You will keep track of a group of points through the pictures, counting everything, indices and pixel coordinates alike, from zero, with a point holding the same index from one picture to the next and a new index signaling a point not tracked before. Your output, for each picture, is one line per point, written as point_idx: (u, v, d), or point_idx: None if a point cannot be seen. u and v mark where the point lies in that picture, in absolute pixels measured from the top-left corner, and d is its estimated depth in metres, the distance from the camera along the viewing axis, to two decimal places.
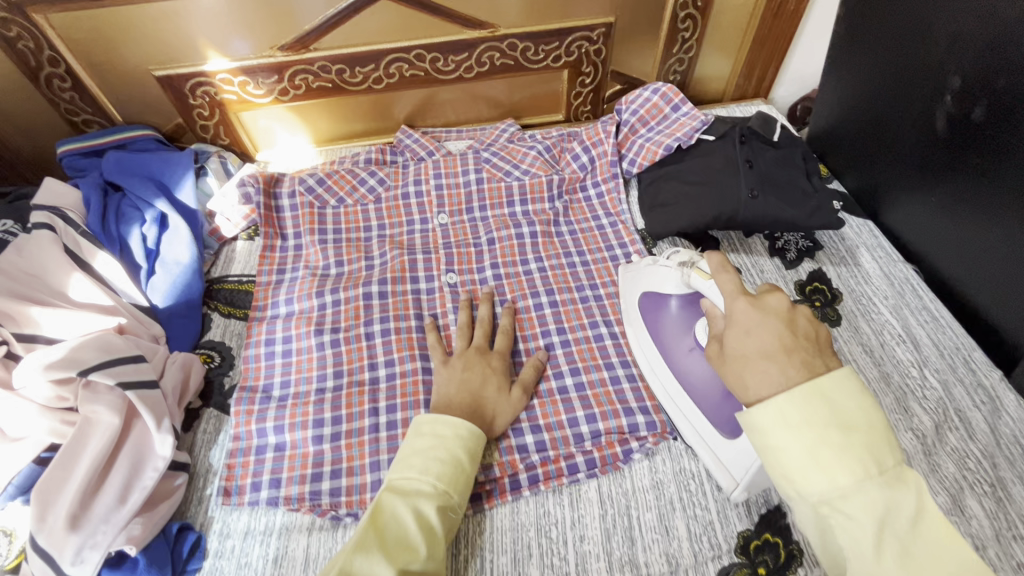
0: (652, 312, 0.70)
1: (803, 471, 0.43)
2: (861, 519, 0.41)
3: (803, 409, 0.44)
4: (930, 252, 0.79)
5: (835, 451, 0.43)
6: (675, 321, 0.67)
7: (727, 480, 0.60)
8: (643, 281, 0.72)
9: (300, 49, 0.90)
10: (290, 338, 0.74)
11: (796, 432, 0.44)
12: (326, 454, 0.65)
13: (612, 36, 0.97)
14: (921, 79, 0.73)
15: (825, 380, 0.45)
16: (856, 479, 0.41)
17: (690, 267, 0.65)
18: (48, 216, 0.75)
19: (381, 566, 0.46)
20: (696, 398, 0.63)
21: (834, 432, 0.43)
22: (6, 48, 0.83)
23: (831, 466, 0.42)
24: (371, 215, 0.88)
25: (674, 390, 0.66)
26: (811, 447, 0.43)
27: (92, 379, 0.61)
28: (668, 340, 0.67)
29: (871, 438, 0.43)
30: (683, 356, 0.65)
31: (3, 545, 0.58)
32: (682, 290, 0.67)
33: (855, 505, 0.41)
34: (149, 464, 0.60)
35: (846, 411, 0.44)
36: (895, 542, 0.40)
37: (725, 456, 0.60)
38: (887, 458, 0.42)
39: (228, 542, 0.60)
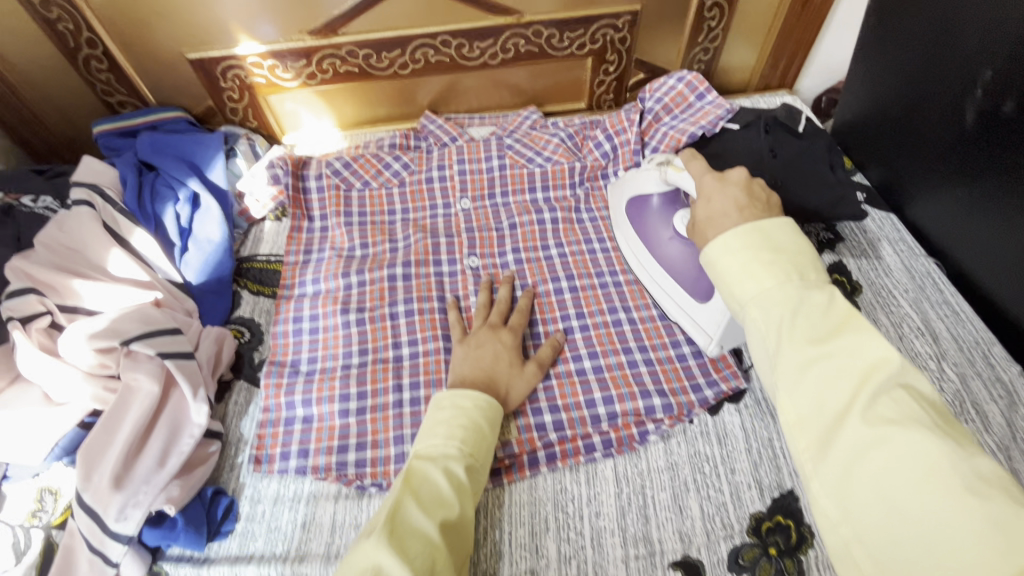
0: (636, 212, 0.78)
1: (736, 282, 0.47)
2: (781, 311, 0.43)
3: (742, 237, 0.48)
4: (953, 247, 0.78)
5: (764, 263, 0.46)
6: (656, 215, 0.75)
7: (704, 339, 0.70)
8: (628, 188, 0.81)
9: (328, 33, 0.92)
10: (317, 316, 0.77)
11: (733, 253, 0.48)
12: (351, 428, 0.68)
13: (637, 23, 0.97)
14: (951, 70, 0.73)
15: (766, 220, 0.49)
16: (779, 281, 0.45)
17: (666, 165, 0.73)
18: (87, 192, 0.78)
19: (419, 521, 0.48)
20: (675, 277, 0.72)
21: (765, 253, 0.47)
22: (48, 29, 0.86)
23: (759, 275, 0.45)
24: (395, 198, 0.90)
25: (657, 275, 0.74)
26: (743, 262, 0.47)
27: (134, 350, 0.64)
28: (651, 233, 0.75)
29: (798, 259, 0.46)
30: (665, 244, 0.73)
31: (49, 502, 0.63)
32: (661, 188, 0.75)
33: (776, 300, 0.44)
34: (185, 431, 0.63)
35: (779, 240, 0.48)
36: (808, 326, 0.42)
37: (701, 318, 0.69)
38: (811, 272, 0.46)
39: (259, 507, 0.63)
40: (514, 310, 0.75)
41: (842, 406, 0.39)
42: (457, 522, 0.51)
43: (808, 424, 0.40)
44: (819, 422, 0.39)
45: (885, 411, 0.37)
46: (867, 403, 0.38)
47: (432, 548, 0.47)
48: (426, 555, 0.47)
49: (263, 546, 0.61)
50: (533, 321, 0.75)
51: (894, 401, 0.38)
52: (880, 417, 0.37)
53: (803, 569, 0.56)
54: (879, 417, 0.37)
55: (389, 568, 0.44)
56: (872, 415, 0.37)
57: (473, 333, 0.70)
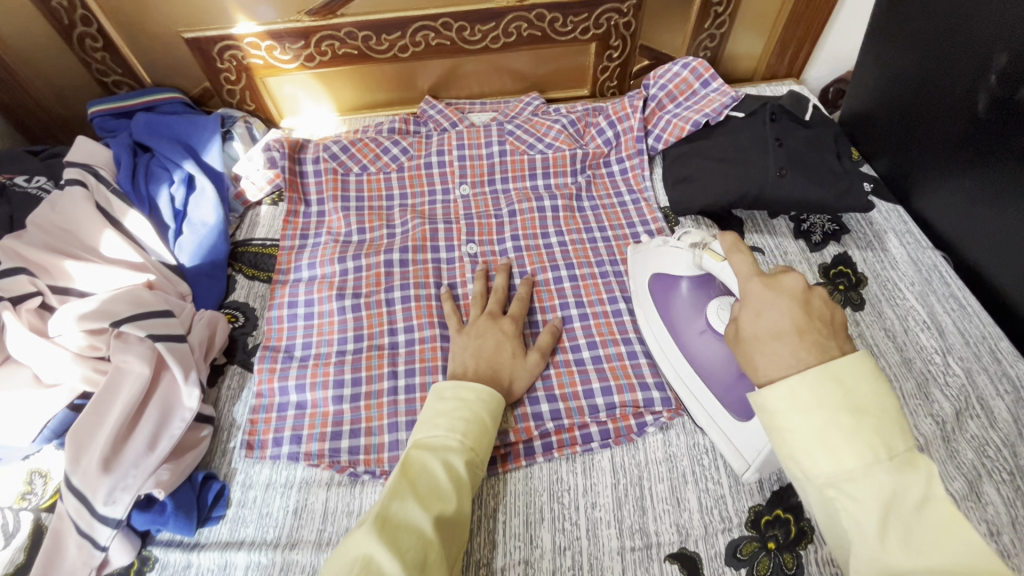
0: (662, 294, 0.69)
1: (810, 453, 0.41)
2: (865, 503, 0.38)
3: (815, 392, 0.41)
4: (962, 239, 0.77)
5: (846, 435, 0.40)
6: (686, 303, 0.66)
7: (739, 463, 0.60)
8: (654, 262, 0.71)
9: (327, 14, 0.90)
10: (313, 302, 0.76)
11: (800, 412, 0.42)
12: (345, 414, 0.67)
13: (642, 8, 0.95)
14: (964, 57, 0.71)
15: (837, 363, 0.42)
16: (864, 463, 0.39)
17: (702, 248, 0.63)
18: (80, 172, 0.77)
19: (418, 514, 0.48)
20: (706, 378, 0.63)
21: (844, 417, 0.40)
22: (41, 5, 0.84)
23: (840, 451, 0.40)
24: (394, 183, 0.88)
25: (685, 372, 0.65)
26: (818, 430, 0.41)
27: (124, 330, 0.63)
28: (679, 321, 0.66)
29: (882, 423, 0.40)
30: (695, 338, 0.64)
31: (39, 485, 0.63)
32: (693, 272, 0.66)
33: (857, 488, 0.39)
34: (176, 415, 0.62)
35: (858, 394, 0.41)
36: (899, 522, 0.38)
37: (737, 438, 0.60)
38: (898, 442, 0.39)
39: (250, 492, 0.62)
40: (512, 297, 0.73)
41: None
42: (453, 516, 0.50)
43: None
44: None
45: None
46: None
47: (424, 543, 0.46)
48: (418, 549, 0.46)
49: (254, 531, 0.60)
50: (531, 310, 0.74)
51: None
52: None
53: (802, 563, 0.55)
54: None
55: (380, 558, 0.44)
56: None
57: (471, 322, 0.69)
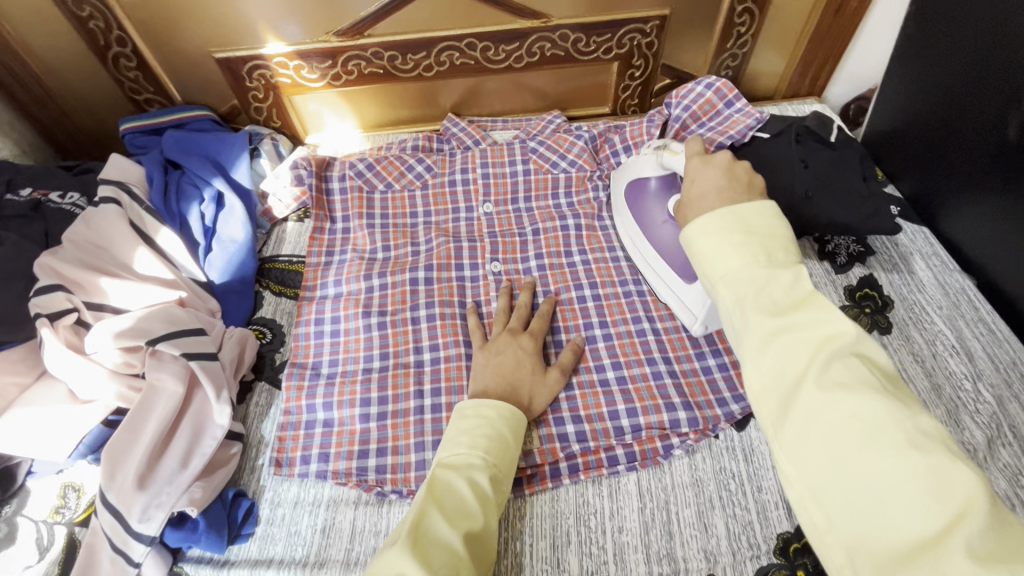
0: (634, 195, 0.79)
1: (709, 263, 0.46)
2: (745, 292, 0.43)
3: (716, 219, 0.47)
4: (991, 262, 0.76)
5: (737, 244, 0.45)
6: (651, 198, 0.76)
7: (689, 319, 0.72)
8: (629, 172, 0.81)
9: (355, 35, 0.91)
10: (339, 319, 0.77)
11: (705, 233, 0.47)
12: (372, 432, 0.67)
13: (665, 28, 0.96)
14: (997, 80, 0.70)
15: (741, 206, 0.48)
16: (746, 260, 0.44)
17: (662, 150, 0.74)
18: (114, 189, 0.78)
19: (448, 531, 0.48)
20: (666, 258, 0.74)
21: (737, 234, 0.46)
22: (79, 27, 0.87)
23: (730, 255, 0.45)
24: (418, 201, 0.89)
25: (651, 256, 0.76)
26: (715, 244, 0.46)
27: (160, 349, 0.64)
28: (645, 215, 0.76)
29: (769, 239, 0.45)
30: (658, 227, 0.75)
31: (72, 499, 0.64)
32: (659, 172, 0.75)
33: (740, 276, 0.43)
34: (208, 432, 0.63)
35: (752, 222, 0.47)
36: (770, 299, 0.42)
37: (688, 298, 0.72)
38: (778, 252, 0.45)
39: (279, 510, 0.63)
40: (535, 314, 0.74)
41: (799, 374, 0.38)
42: (481, 533, 0.51)
43: (769, 391, 0.39)
44: (779, 388, 0.39)
45: (839, 375, 0.37)
46: (821, 368, 0.38)
47: (455, 558, 0.46)
48: (450, 565, 0.46)
49: (283, 550, 0.60)
50: (554, 327, 0.74)
51: (847, 367, 0.38)
52: (833, 381, 0.37)
53: None
54: (831, 383, 0.37)
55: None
56: (827, 380, 0.37)
57: (493, 338, 0.69)
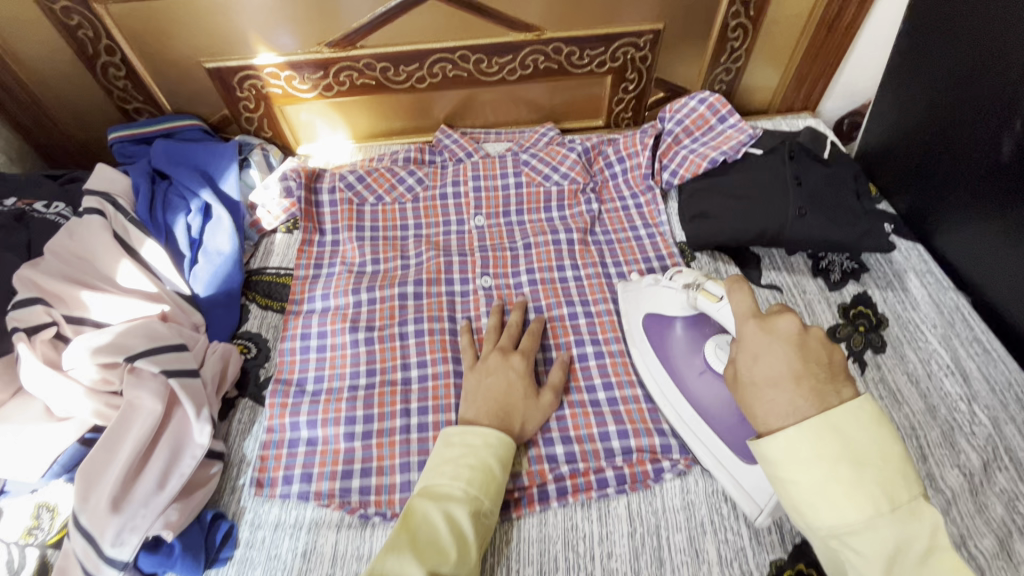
0: (656, 337, 0.69)
1: (816, 505, 0.43)
2: (867, 550, 0.41)
3: (814, 443, 0.43)
4: (985, 281, 0.75)
5: (847, 487, 0.42)
6: (682, 344, 0.66)
7: (751, 507, 0.59)
8: (644, 301, 0.71)
9: (346, 46, 0.91)
10: (326, 334, 0.75)
11: (805, 468, 0.43)
12: (356, 452, 0.66)
13: (658, 42, 0.96)
14: (988, 101, 0.71)
15: (835, 413, 0.44)
16: (867, 516, 0.41)
17: (696, 289, 0.64)
18: (99, 201, 0.77)
19: (415, 567, 0.47)
20: (709, 421, 0.62)
21: (845, 466, 0.42)
22: (67, 36, 0.85)
23: (844, 504, 0.42)
24: (409, 214, 0.88)
25: (688, 417, 0.64)
26: (820, 482, 0.43)
27: (138, 366, 0.62)
28: (677, 361, 0.66)
29: (882, 474, 0.42)
30: (695, 379, 0.64)
31: (46, 520, 0.62)
32: (686, 313, 0.67)
33: (863, 538, 0.41)
34: (187, 452, 0.61)
35: (858, 444, 0.43)
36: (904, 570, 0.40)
37: (747, 481, 0.59)
38: (899, 492, 0.42)
39: (259, 533, 0.61)
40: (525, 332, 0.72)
41: None
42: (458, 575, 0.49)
43: None
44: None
45: None
46: None
47: None
48: None
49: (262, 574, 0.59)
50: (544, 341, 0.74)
51: None
52: None
53: None
54: None
55: None
56: None
57: (484, 358, 0.68)
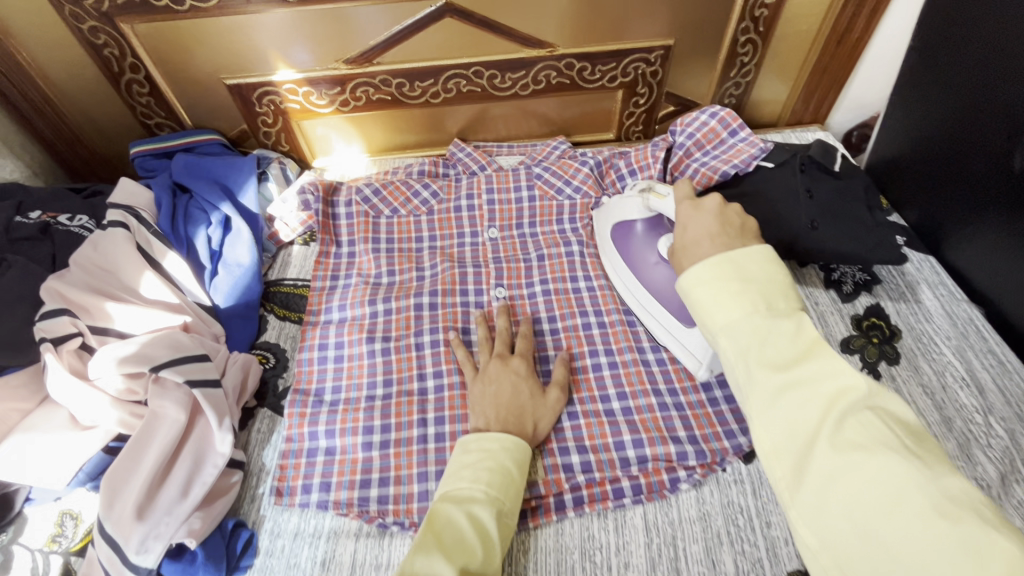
0: (620, 238, 0.80)
1: (707, 312, 0.46)
2: (747, 342, 0.43)
3: (713, 267, 0.47)
4: (999, 293, 0.75)
5: (735, 294, 0.45)
6: (640, 240, 0.76)
7: (693, 363, 0.69)
8: (611, 214, 0.82)
9: (363, 63, 0.93)
10: (343, 344, 0.76)
11: (703, 283, 0.47)
12: (375, 461, 0.67)
13: (669, 58, 0.97)
14: (999, 114, 0.71)
15: (738, 251, 0.48)
16: (746, 311, 0.44)
17: (647, 192, 0.75)
18: (123, 214, 0.79)
19: (444, 565, 0.47)
20: (661, 300, 0.73)
21: (734, 282, 0.46)
22: (94, 54, 0.88)
23: (729, 306, 0.45)
24: (423, 225, 0.90)
25: (644, 298, 0.75)
26: (713, 292, 0.46)
27: (163, 376, 0.64)
28: (636, 255, 0.76)
29: (767, 287, 0.45)
30: (651, 268, 0.75)
31: (70, 527, 0.63)
32: (643, 214, 0.77)
33: (742, 330, 0.43)
34: (209, 460, 0.63)
35: (747, 268, 0.47)
36: (775, 352, 0.42)
37: (689, 343, 0.69)
38: (778, 301, 0.45)
39: (279, 541, 0.62)
40: (516, 337, 0.74)
41: (811, 432, 0.38)
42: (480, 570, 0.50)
43: (783, 452, 0.39)
44: (793, 449, 0.39)
45: (853, 435, 0.37)
46: (835, 426, 0.38)
47: None
48: None
49: None
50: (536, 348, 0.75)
51: (862, 424, 0.38)
52: (847, 441, 0.37)
53: None
54: (847, 441, 0.37)
55: None
56: (841, 440, 0.37)
57: (484, 368, 0.69)
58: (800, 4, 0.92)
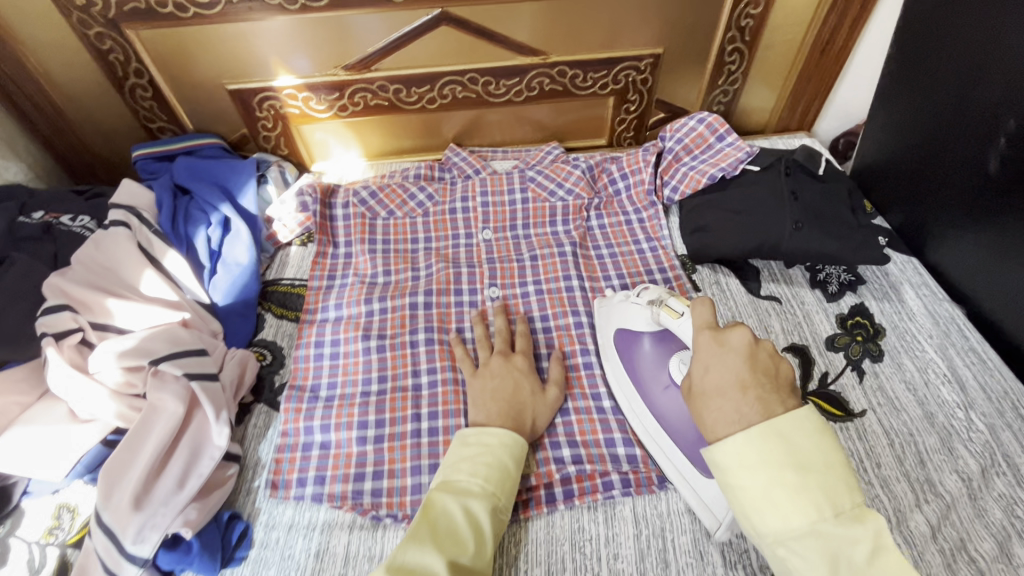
0: (625, 351, 0.70)
1: (761, 512, 0.44)
2: (813, 559, 0.42)
3: (760, 450, 0.45)
4: (979, 293, 0.77)
5: (790, 493, 0.43)
6: (649, 359, 0.67)
7: (711, 521, 0.60)
8: (617, 317, 0.73)
9: (361, 69, 0.95)
10: (339, 342, 0.78)
11: (751, 474, 0.45)
12: (369, 455, 0.68)
13: (659, 66, 1.00)
14: (973, 119, 0.74)
15: (783, 421, 0.45)
16: (809, 520, 0.42)
17: (658, 305, 0.65)
18: (124, 214, 0.80)
19: (435, 557, 0.49)
20: (673, 437, 0.63)
21: (790, 474, 0.44)
22: (99, 58, 0.90)
23: (786, 509, 0.43)
24: (419, 227, 0.92)
25: (654, 430, 0.65)
26: (765, 486, 0.44)
27: (162, 369, 0.65)
28: (645, 377, 0.66)
29: (825, 478, 0.43)
30: (660, 394, 0.64)
31: (66, 520, 0.64)
32: (652, 327, 0.67)
33: (808, 544, 0.42)
34: (205, 454, 0.64)
35: (804, 451, 0.44)
36: (849, 571, 0.41)
37: (706, 494, 0.60)
38: (843, 499, 0.43)
39: (273, 533, 0.63)
40: (514, 336, 0.75)
41: None
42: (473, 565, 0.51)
43: None
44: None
45: None
46: None
47: None
48: None
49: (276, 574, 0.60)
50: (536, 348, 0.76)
51: None
52: None
53: None
54: None
55: None
56: None
57: (484, 364, 0.70)
58: (784, 14, 0.95)
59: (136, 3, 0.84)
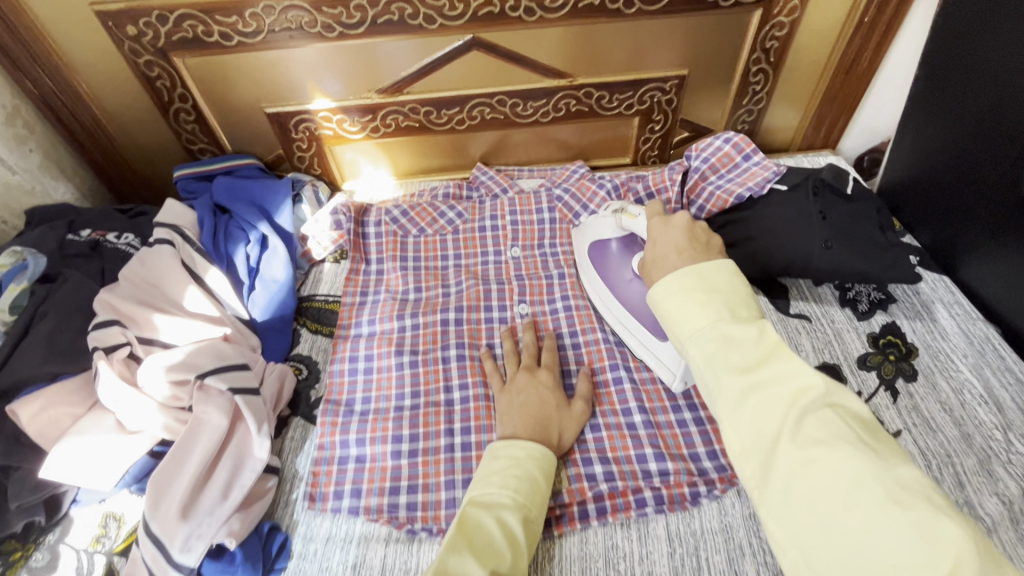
0: (597, 256, 0.83)
1: (674, 320, 0.50)
2: (711, 348, 0.47)
3: (679, 281, 0.52)
4: (1013, 311, 0.77)
5: (699, 304, 0.49)
6: (615, 259, 0.80)
7: (668, 376, 0.72)
8: (588, 231, 0.85)
9: (394, 92, 0.98)
10: (372, 357, 0.80)
11: (671, 296, 0.51)
12: (403, 469, 0.69)
13: (684, 87, 1.02)
14: (1006, 138, 0.74)
15: (703, 264, 0.52)
16: (710, 320, 0.48)
17: (621, 212, 0.80)
18: (169, 233, 0.84)
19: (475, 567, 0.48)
20: (637, 317, 0.76)
21: (699, 293, 0.50)
22: (147, 85, 0.95)
23: (694, 315, 0.49)
24: (449, 244, 0.94)
25: (622, 316, 0.78)
26: (680, 303, 0.50)
27: (207, 383, 0.68)
28: (613, 274, 0.80)
29: (730, 297, 0.50)
30: (626, 285, 0.79)
31: (113, 529, 0.66)
32: (619, 233, 0.80)
33: (707, 337, 0.47)
34: (248, 466, 0.66)
35: (714, 281, 0.51)
36: (738, 356, 0.46)
37: (663, 355, 0.73)
38: (741, 309, 0.49)
39: (311, 545, 0.64)
40: (541, 351, 0.76)
41: (775, 431, 0.42)
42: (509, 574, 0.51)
43: (751, 450, 0.43)
44: (760, 447, 0.42)
45: (814, 431, 0.41)
46: (796, 424, 0.42)
47: None
48: None
49: None
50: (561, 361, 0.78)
51: (820, 420, 0.42)
52: (807, 436, 0.41)
53: None
54: (808, 436, 0.41)
55: None
56: (803, 437, 0.41)
57: (511, 380, 0.71)
58: (809, 35, 0.96)
59: (184, 33, 0.88)
